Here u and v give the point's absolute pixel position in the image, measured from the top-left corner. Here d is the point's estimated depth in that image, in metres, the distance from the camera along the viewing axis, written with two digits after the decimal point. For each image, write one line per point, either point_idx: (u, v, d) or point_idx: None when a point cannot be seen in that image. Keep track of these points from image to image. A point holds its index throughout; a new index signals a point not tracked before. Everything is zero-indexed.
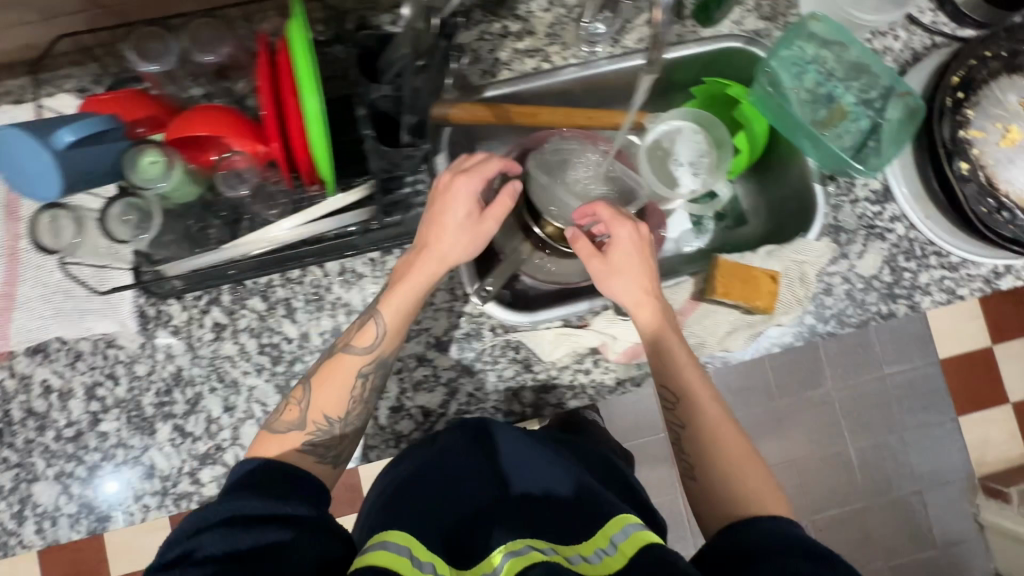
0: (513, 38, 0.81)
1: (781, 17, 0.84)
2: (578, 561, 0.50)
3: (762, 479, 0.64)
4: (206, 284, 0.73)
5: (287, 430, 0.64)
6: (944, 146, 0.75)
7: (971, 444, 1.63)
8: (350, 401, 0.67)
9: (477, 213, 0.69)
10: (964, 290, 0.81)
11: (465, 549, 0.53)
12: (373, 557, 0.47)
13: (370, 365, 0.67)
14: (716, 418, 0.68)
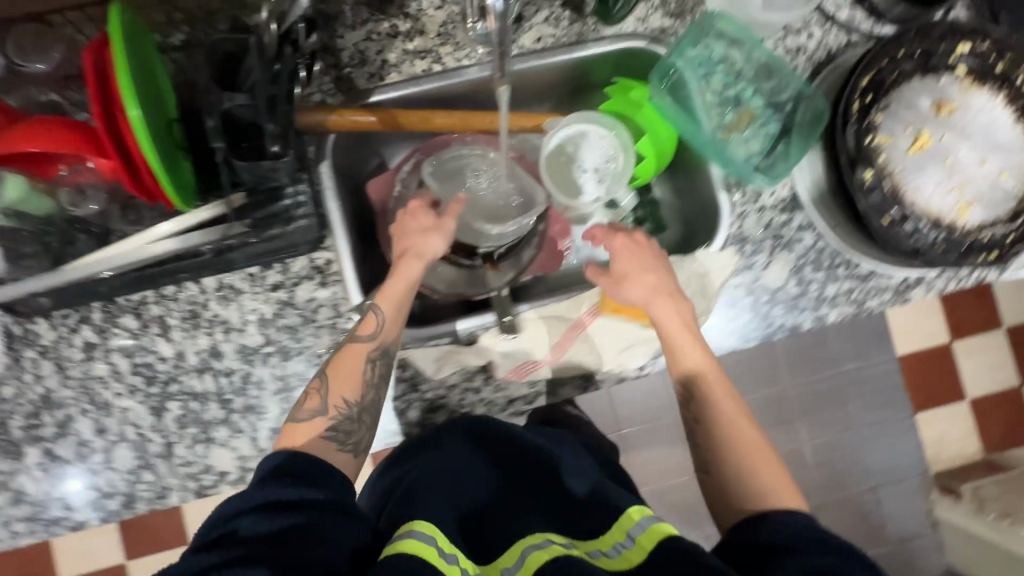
0: (403, 38, 0.77)
1: (690, 13, 0.79)
2: (598, 556, 0.54)
3: (777, 472, 0.63)
4: (70, 303, 0.70)
5: (308, 417, 0.61)
6: (847, 154, 0.71)
7: (927, 441, 1.50)
8: (366, 385, 0.64)
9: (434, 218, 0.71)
10: (872, 301, 0.79)
11: (487, 546, 0.56)
12: (409, 545, 0.49)
13: (377, 350, 0.65)
14: (732, 412, 0.67)
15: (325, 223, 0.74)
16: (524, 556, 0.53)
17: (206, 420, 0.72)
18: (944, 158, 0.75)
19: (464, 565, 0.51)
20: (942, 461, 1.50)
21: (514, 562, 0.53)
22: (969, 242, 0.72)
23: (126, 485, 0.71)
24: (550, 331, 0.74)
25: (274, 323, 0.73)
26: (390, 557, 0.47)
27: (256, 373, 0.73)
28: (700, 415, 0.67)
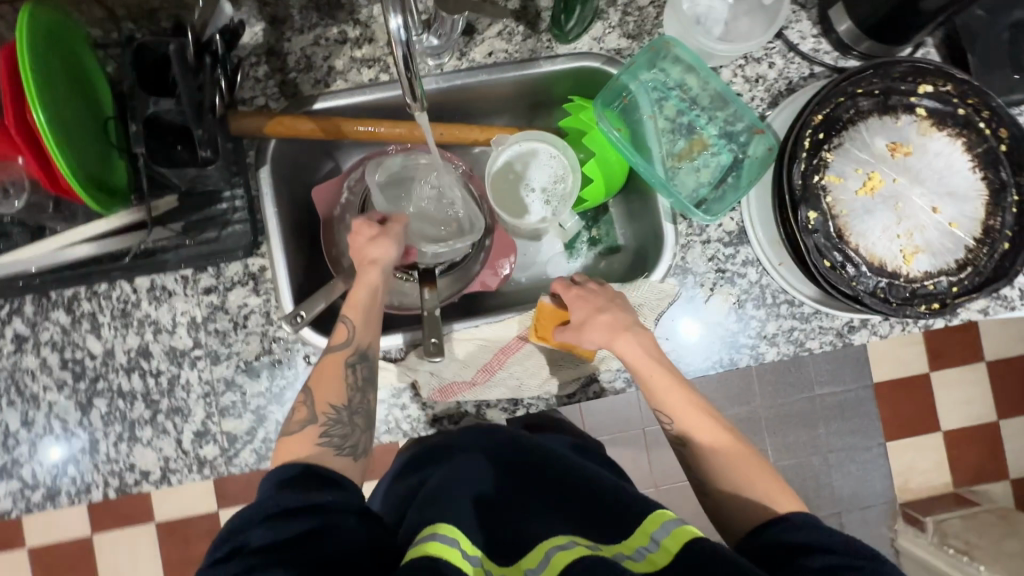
0: (352, 45, 0.76)
1: (647, 35, 0.77)
2: (623, 560, 0.48)
3: (773, 480, 0.61)
4: (1, 295, 0.70)
5: (300, 428, 0.61)
6: (791, 192, 0.69)
7: (896, 471, 1.45)
8: (349, 388, 0.64)
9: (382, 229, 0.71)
10: (813, 342, 0.77)
11: (509, 543, 0.52)
12: (428, 548, 0.47)
13: (355, 354, 0.65)
14: (713, 432, 0.65)
15: (260, 229, 0.74)
16: (548, 557, 0.49)
17: (132, 418, 0.73)
18: (896, 203, 0.72)
19: (486, 567, 0.49)
20: (910, 492, 1.45)
21: (540, 562, 0.49)
22: (910, 290, 0.71)
23: (49, 478, 0.72)
24: (476, 354, 0.74)
25: (204, 327, 0.73)
26: (416, 563, 0.45)
27: (184, 375, 0.73)
28: (685, 439, 0.66)
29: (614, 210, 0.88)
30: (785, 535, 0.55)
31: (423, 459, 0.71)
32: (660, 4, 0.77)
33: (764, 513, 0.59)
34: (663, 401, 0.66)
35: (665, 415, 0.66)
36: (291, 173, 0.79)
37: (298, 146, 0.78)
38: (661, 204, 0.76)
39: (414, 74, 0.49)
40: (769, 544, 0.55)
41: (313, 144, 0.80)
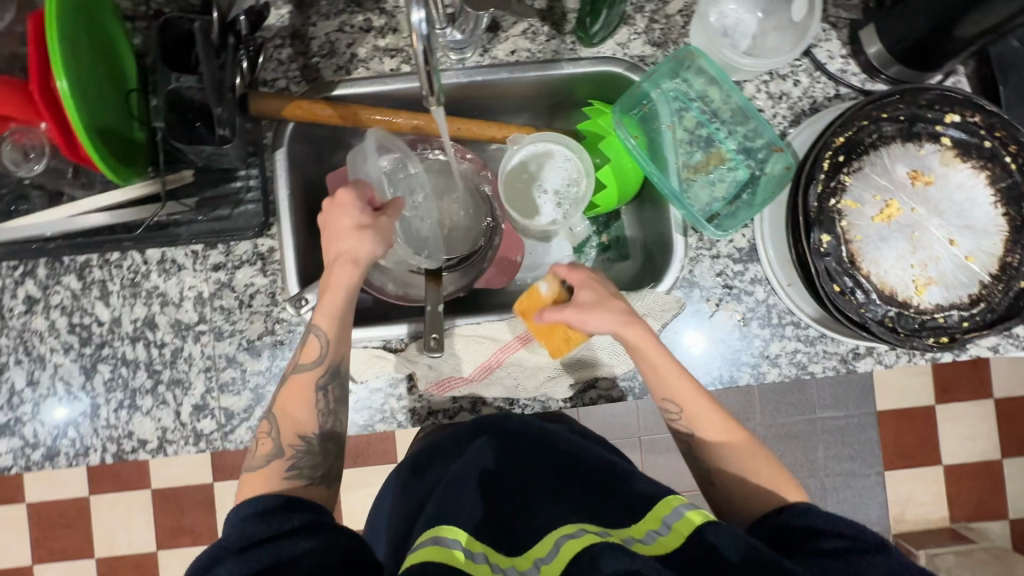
0: (376, 34, 0.76)
1: (673, 43, 0.77)
2: (632, 543, 0.50)
3: (776, 466, 0.62)
4: (15, 256, 0.71)
5: (266, 462, 0.62)
6: (806, 215, 0.68)
7: (892, 501, 1.43)
8: (319, 413, 0.65)
9: (370, 221, 0.67)
10: (815, 366, 0.76)
11: (516, 537, 0.53)
12: (428, 553, 0.48)
13: (325, 375, 0.66)
14: (716, 420, 0.64)
15: (273, 211, 0.74)
16: (555, 547, 0.49)
17: (134, 386, 0.74)
18: (912, 233, 0.71)
19: (493, 561, 0.50)
20: (904, 523, 1.43)
21: (548, 552, 0.50)
22: (920, 322, 0.69)
23: (49, 439, 0.73)
24: (474, 351, 0.74)
25: (211, 302, 0.74)
26: (419, 565, 0.46)
27: (187, 349, 0.74)
28: (690, 427, 0.65)
29: (627, 217, 0.88)
30: (795, 518, 0.55)
31: (428, 458, 0.72)
32: (688, 13, 0.76)
33: (767, 500, 0.60)
34: (670, 390, 0.65)
35: (672, 404, 0.65)
36: (307, 157, 0.80)
37: (316, 131, 0.79)
38: (673, 215, 0.76)
39: (433, 69, 0.49)
40: (782, 527, 0.55)
41: (332, 130, 0.81)
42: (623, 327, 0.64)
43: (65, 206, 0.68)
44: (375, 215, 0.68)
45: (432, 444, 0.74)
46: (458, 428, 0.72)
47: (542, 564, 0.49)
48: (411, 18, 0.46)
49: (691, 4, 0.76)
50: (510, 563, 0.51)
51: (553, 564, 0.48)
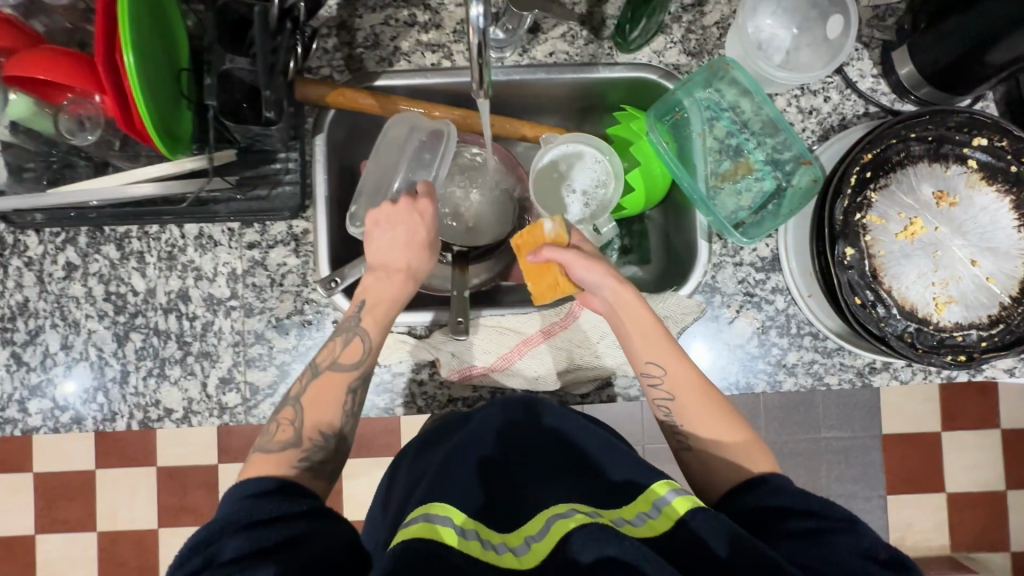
0: (419, 29, 0.78)
1: (708, 54, 0.79)
2: (623, 524, 0.52)
3: (756, 445, 0.62)
4: (59, 223, 0.74)
5: (282, 448, 0.62)
6: (832, 227, 0.70)
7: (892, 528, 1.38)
8: (343, 414, 0.66)
9: (431, 240, 0.71)
10: (831, 378, 0.77)
11: (509, 517, 0.56)
12: (420, 529, 0.50)
13: (359, 380, 0.67)
14: (697, 386, 0.65)
15: (310, 194, 0.77)
16: (546, 525, 0.51)
17: (164, 356, 0.76)
18: (934, 251, 0.72)
19: (484, 538, 0.52)
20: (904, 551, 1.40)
21: (537, 531, 0.51)
22: (939, 339, 0.70)
23: (77, 402, 0.75)
24: (497, 342, 0.75)
25: (243, 279, 0.76)
26: (408, 540, 0.48)
27: (217, 323, 0.76)
28: (670, 391, 0.66)
29: (651, 221, 0.90)
30: (770, 498, 0.56)
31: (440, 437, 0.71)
32: (724, 26, 0.78)
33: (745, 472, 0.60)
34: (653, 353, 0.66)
35: (654, 366, 0.66)
36: (343, 144, 0.82)
37: (354, 120, 0.81)
38: (699, 221, 0.78)
39: (484, 63, 0.51)
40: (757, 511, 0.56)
41: (370, 120, 0.83)
42: (613, 279, 0.68)
43: (114, 176, 0.67)
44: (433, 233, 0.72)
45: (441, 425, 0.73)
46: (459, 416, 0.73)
47: (532, 541, 0.51)
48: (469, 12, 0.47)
49: (727, 17, 0.78)
50: (501, 539, 0.53)
51: (543, 541, 0.49)
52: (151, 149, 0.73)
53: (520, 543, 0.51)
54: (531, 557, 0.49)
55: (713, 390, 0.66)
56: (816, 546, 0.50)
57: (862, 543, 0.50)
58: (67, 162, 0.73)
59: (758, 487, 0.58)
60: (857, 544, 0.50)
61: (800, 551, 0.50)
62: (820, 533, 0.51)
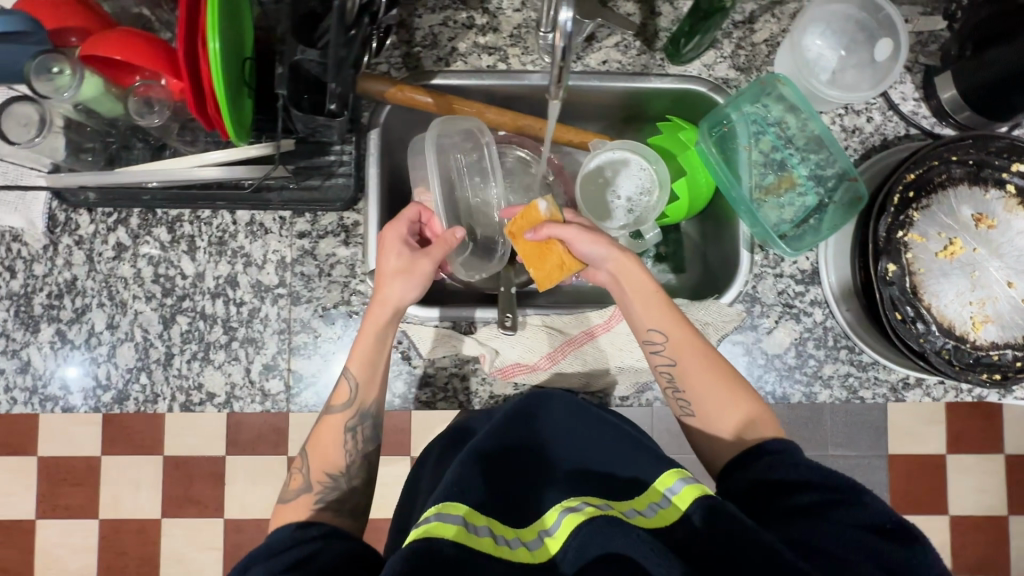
0: (477, 31, 0.80)
1: (757, 70, 0.81)
2: (634, 514, 0.54)
3: (759, 410, 0.64)
4: (114, 203, 0.74)
5: (296, 496, 0.66)
6: (874, 245, 0.71)
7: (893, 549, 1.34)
8: (346, 453, 0.68)
9: (410, 262, 0.69)
10: (865, 392, 0.79)
11: (522, 510, 0.58)
12: (434, 528, 0.51)
13: (354, 418, 0.69)
14: (698, 353, 0.66)
15: (363, 187, 0.78)
16: (558, 520, 0.54)
17: (209, 340, 0.76)
18: (972, 271, 0.74)
19: (497, 533, 0.54)
20: None
21: (552, 524, 0.54)
22: (975, 357, 0.72)
23: (121, 382, 0.75)
24: (541, 341, 0.77)
25: (292, 267, 0.77)
26: (423, 539, 0.49)
27: (264, 310, 0.77)
28: (671, 357, 0.67)
29: (686, 230, 0.92)
30: (772, 473, 0.57)
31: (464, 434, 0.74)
32: (773, 44, 0.81)
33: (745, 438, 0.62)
34: (653, 320, 0.67)
35: (656, 333, 0.68)
36: (394, 140, 0.83)
37: (407, 116, 0.82)
38: (743, 231, 0.80)
39: (565, 67, 0.53)
40: (759, 488, 0.56)
41: (420, 118, 0.84)
42: (613, 251, 0.70)
43: (150, 166, 0.69)
44: (416, 258, 0.70)
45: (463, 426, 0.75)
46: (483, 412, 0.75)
47: (547, 535, 0.54)
48: (559, 16, 0.49)
49: (777, 35, 0.80)
50: (515, 534, 0.55)
51: (558, 533, 0.53)
52: (211, 135, 0.74)
53: (533, 537, 0.55)
54: (544, 550, 0.53)
55: (716, 357, 0.67)
56: (820, 522, 0.51)
57: (866, 518, 0.51)
58: (125, 143, 0.74)
59: (762, 457, 0.59)
60: (858, 516, 0.51)
61: (805, 530, 0.51)
62: (823, 509, 0.52)
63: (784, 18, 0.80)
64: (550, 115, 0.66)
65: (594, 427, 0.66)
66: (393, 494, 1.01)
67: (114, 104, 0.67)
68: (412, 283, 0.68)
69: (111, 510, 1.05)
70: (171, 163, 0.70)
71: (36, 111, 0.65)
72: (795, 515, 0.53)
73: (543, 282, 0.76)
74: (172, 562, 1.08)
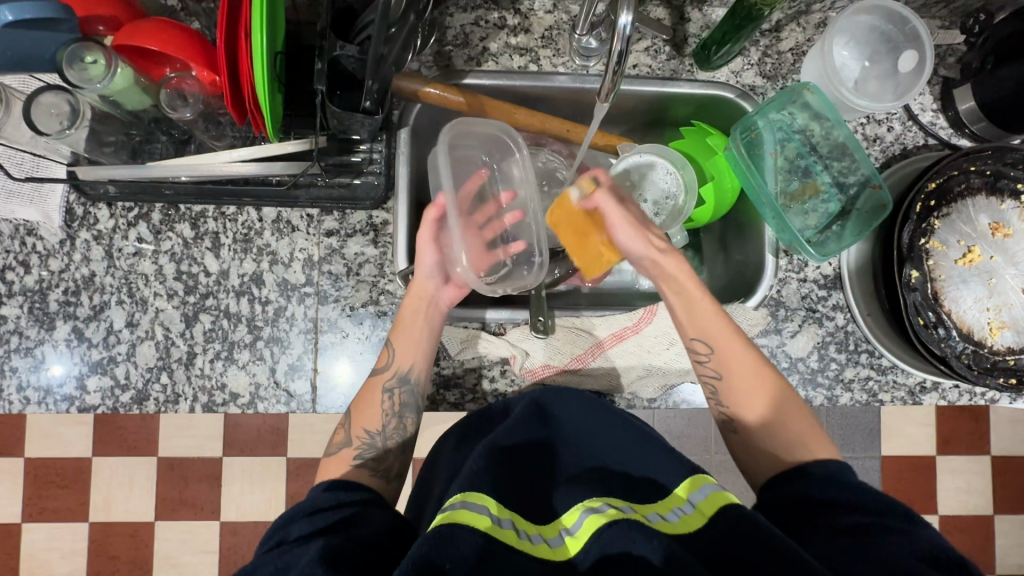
0: (508, 32, 0.80)
1: (782, 78, 0.83)
2: (657, 518, 0.53)
3: (808, 424, 0.63)
4: (137, 198, 0.72)
5: (338, 450, 0.67)
6: (899, 251, 0.73)
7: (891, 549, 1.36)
8: (384, 414, 0.69)
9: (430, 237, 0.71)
10: (885, 395, 0.81)
11: (540, 510, 0.57)
12: (457, 514, 0.49)
13: (393, 379, 0.70)
14: (748, 366, 0.66)
15: (393, 186, 0.77)
16: (580, 519, 0.53)
17: (232, 339, 0.74)
18: (989, 278, 0.77)
19: (520, 527, 0.52)
20: None
21: (574, 523, 0.53)
22: (993, 361, 0.74)
23: (140, 381, 0.73)
24: (569, 344, 0.77)
25: (319, 266, 0.76)
26: (445, 523, 0.47)
27: (290, 309, 0.75)
28: (717, 368, 0.67)
29: (705, 234, 0.93)
30: (811, 491, 0.57)
31: (486, 420, 0.71)
32: (799, 53, 0.83)
33: (789, 457, 0.61)
34: (698, 327, 0.67)
35: (700, 342, 0.67)
36: (421, 140, 0.82)
37: (435, 114, 0.82)
38: (768, 236, 0.81)
39: (620, 71, 0.58)
40: (799, 499, 0.57)
41: (447, 117, 0.84)
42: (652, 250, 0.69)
43: (181, 162, 0.68)
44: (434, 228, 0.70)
45: (488, 409, 0.72)
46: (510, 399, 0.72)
47: (568, 535, 0.53)
48: (619, 18, 0.54)
49: (802, 44, 0.82)
50: (537, 530, 0.54)
51: (579, 534, 0.52)
52: (239, 129, 0.72)
53: (554, 535, 0.53)
54: (564, 549, 0.51)
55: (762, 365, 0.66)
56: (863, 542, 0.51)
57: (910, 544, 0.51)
58: (148, 137, 0.72)
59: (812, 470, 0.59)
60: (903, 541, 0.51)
61: (843, 548, 0.51)
62: (868, 530, 0.52)
63: (808, 27, 0.82)
64: (594, 119, 0.71)
65: (613, 430, 0.66)
66: (405, 494, 1.00)
67: (142, 96, 0.66)
68: (420, 254, 0.70)
69: (104, 512, 1.01)
70: (202, 160, 0.68)
71: (67, 101, 0.63)
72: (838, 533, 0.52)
73: (586, 273, 0.79)
74: (169, 563, 1.05)
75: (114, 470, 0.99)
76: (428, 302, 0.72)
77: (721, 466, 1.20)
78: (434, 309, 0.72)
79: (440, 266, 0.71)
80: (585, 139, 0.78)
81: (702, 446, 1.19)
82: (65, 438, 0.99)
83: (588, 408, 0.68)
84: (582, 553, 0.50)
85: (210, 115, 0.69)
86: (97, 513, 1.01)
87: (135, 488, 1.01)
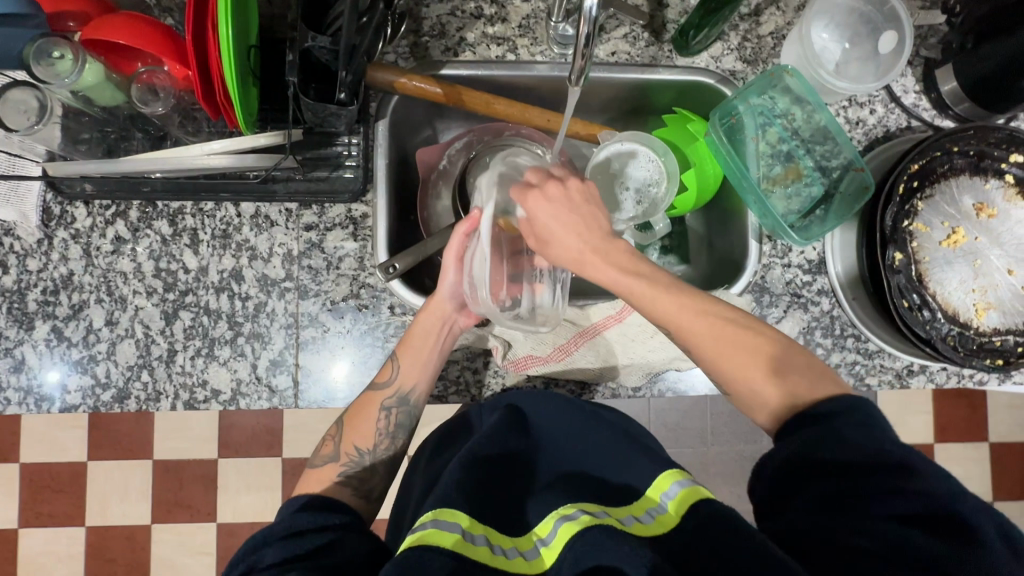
0: (485, 21, 0.79)
1: (763, 63, 0.82)
2: (632, 523, 0.52)
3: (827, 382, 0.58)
4: (114, 196, 0.72)
5: (323, 463, 0.68)
6: (880, 236, 0.72)
7: None
8: (378, 432, 0.70)
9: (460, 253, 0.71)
10: (872, 379, 0.80)
11: (517, 521, 0.57)
12: (429, 536, 0.48)
13: (393, 397, 0.70)
14: (713, 335, 0.61)
15: (371, 180, 0.77)
16: (554, 529, 0.52)
17: (213, 336, 0.74)
18: (974, 259, 0.76)
19: (494, 543, 0.52)
20: None
21: (548, 533, 0.53)
22: (979, 343, 0.74)
23: (122, 380, 0.73)
24: (551, 333, 0.77)
25: (299, 261, 0.75)
26: (414, 548, 0.46)
27: (270, 304, 0.75)
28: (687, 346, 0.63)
29: (691, 223, 0.92)
30: (797, 449, 0.52)
31: (464, 426, 0.72)
32: (779, 36, 0.82)
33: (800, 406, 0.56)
34: (662, 309, 0.63)
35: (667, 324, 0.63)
36: (400, 132, 0.82)
37: (414, 105, 0.81)
38: (752, 222, 0.81)
39: (589, 54, 0.58)
40: (796, 460, 0.52)
41: (426, 107, 0.83)
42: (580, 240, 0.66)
43: (158, 161, 0.67)
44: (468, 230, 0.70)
45: (463, 416, 0.73)
46: (485, 403, 0.72)
47: (543, 545, 0.53)
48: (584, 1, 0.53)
49: (781, 28, 0.82)
50: (512, 543, 0.53)
51: (553, 544, 0.51)
52: (215, 124, 0.72)
53: (530, 547, 0.53)
54: (541, 561, 0.51)
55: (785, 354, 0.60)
56: (845, 517, 0.48)
57: (906, 507, 0.47)
58: (123, 133, 0.71)
59: (805, 426, 0.54)
60: (904, 508, 0.47)
61: (833, 530, 0.48)
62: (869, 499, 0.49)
63: (788, 11, 0.82)
64: (570, 105, 0.70)
65: (588, 436, 0.66)
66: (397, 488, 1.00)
67: (114, 92, 0.66)
68: (443, 272, 0.72)
69: (99, 516, 1.00)
70: (173, 158, 0.67)
71: (35, 97, 0.63)
72: (827, 505, 0.49)
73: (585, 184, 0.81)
74: (162, 566, 1.04)
75: (104, 473, 0.99)
76: (444, 319, 0.72)
77: (713, 454, 1.21)
78: (447, 329, 0.73)
79: (461, 287, 0.72)
80: (565, 128, 0.77)
81: (696, 437, 1.19)
82: (56, 441, 0.98)
83: (560, 408, 0.69)
84: (556, 565, 0.50)
85: (184, 111, 0.69)
86: (90, 516, 1.00)
87: (127, 491, 1.00)
